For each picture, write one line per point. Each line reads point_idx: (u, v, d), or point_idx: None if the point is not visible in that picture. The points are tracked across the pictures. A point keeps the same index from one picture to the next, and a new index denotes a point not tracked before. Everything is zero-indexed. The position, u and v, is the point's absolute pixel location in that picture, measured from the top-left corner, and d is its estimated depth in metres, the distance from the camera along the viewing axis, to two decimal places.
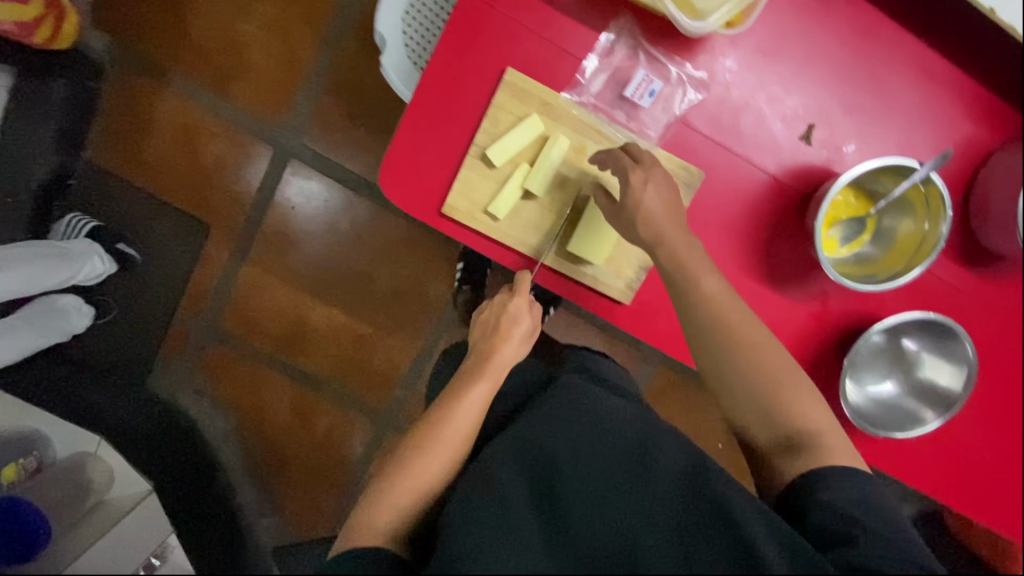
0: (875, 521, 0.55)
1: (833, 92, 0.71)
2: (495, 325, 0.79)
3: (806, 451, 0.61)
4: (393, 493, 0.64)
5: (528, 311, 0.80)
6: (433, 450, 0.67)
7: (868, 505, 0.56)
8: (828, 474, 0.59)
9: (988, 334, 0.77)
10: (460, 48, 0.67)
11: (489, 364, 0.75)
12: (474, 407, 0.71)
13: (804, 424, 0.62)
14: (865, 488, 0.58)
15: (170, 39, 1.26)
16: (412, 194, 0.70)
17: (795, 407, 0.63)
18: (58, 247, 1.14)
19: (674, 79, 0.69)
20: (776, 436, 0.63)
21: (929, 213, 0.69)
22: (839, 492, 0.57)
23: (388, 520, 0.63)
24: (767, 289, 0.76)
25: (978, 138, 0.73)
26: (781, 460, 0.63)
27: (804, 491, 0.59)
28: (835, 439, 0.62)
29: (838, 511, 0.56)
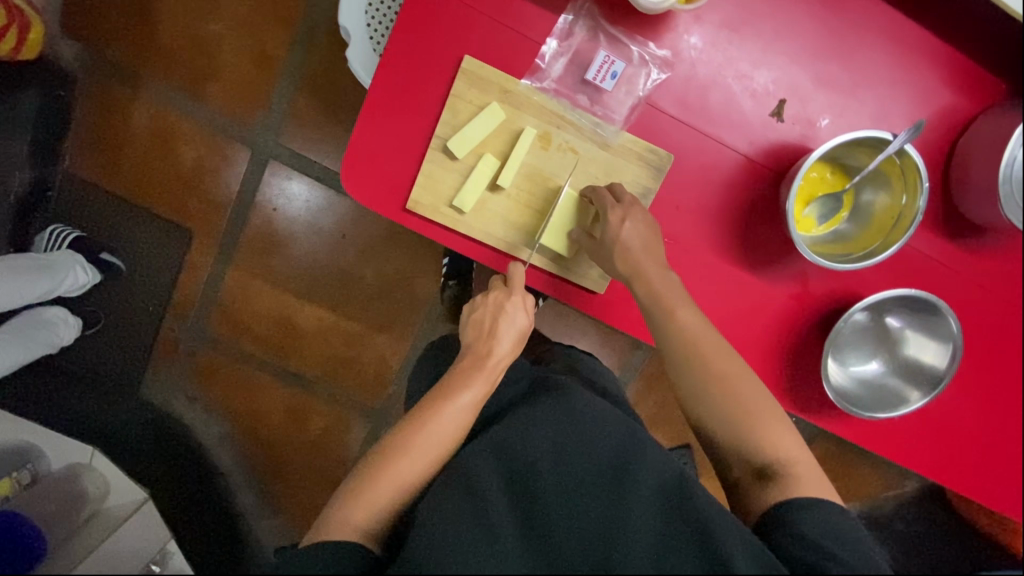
0: (852, 556, 0.54)
1: (803, 65, 0.69)
2: (492, 326, 0.69)
3: (779, 479, 0.61)
4: (369, 492, 0.61)
5: (528, 314, 0.69)
6: (414, 453, 0.63)
7: (843, 538, 0.55)
8: (804, 504, 0.58)
9: (973, 309, 0.75)
10: (414, 37, 0.65)
11: (482, 367, 0.67)
12: (463, 413, 0.65)
13: (780, 451, 0.61)
14: (841, 520, 0.57)
15: (139, 40, 1.24)
16: (374, 190, 0.68)
17: (767, 429, 0.62)
18: (37, 260, 1.15)
19: (637, 60, 0.67)
20: (751, 464, 0.62)
21: (906, 186, 0.67)
22: (814, 523, 0.56)
23: (362, 521, 0.59)
24: (745, 273, 0.74)
25: (956, 106, 0.71)
26: (755, 492, 0.62)
27: (777, 521, 0.59)
28: (809, 469, 0.61)
29: (813, 544, 0.55)
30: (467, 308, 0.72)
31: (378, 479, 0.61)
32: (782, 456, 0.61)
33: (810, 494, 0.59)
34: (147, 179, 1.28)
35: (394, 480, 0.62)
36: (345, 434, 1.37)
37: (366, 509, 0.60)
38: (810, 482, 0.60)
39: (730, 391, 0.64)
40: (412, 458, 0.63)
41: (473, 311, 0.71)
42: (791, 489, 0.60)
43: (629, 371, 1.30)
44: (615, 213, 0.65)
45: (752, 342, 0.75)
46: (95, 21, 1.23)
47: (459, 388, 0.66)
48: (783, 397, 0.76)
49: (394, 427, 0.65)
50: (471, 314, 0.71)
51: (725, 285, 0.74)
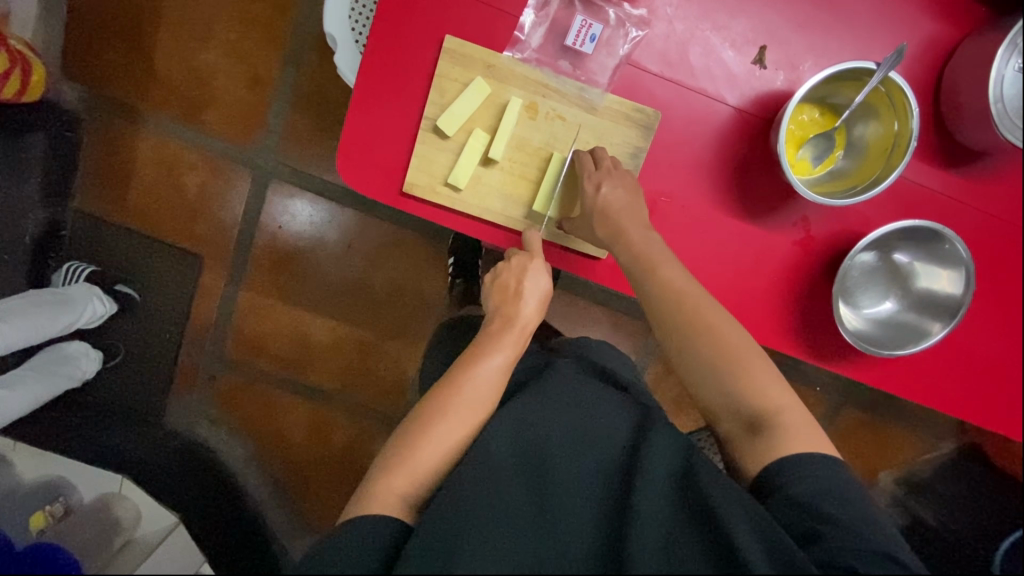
0: (847, 514, 0.54)
1: (780, 10, 0.69)
2: (517, 288, 0.70)
3: (767, 432, 0.61)
4: (409, 460, 0.62)
5: (547, 272, 0.71)
6: (452, 417, 0.64)
7: (837, 497, 0.56)
8: (795, 465, 0.58)
9: (980, 236, 0.75)
10: (394, 21, 0.67)
11: (509, 330, 0.70)
12: (493, 375, 0.67)
13: (767, 401, 0.62)
14: (836, 477, 0.57)
15: (138, 75, 1.28)
16: (371, 176, 0.70)
17: (760, 383, 0.63)
18: (55, 294, 1.17)
19: (614, 21, 0.68)
20: (741, 417, 0.63)
21: (896, 113, 0.67)
22: (807, 485, 0.57)
23: (403, 489, 0.61)
24: (746, 224, 0.74)
25: (938, 33, 0.71)
26: (746, 445, 0.62)
27: (770, 484, 0.59)
28: (800, 421, 0.61)
29: (807, 508, 0.56)
30: (489, 276, 0.73)
31: (416, 447, 0.63)
32: (769, 405, 0.62)
33: (798, 449, 0.59)
34: (156, 210, 1.31)
35: (434, 445, 0.63)
36: (368, 444, 1.38)
37: (406, 477, 0.61)
38: (799, 432, 0.60)
39: (729, 344, 0.64)
40: (450, 423, 0.64)
41: (497, 276, 0.72)
42: (779, 442, 0.60)
43: (646, 354, 1.29)
44: (599, 179, 0.67)
45: (761, 293, 0.74)
46: (93, 59, 1.27)
47: (490, 352, 0.68)
48: (797, 345, 0.76)
49: (429, 394, 0.67)
50: (494, 280, 0.73)
51: (727, 239, 0.74)
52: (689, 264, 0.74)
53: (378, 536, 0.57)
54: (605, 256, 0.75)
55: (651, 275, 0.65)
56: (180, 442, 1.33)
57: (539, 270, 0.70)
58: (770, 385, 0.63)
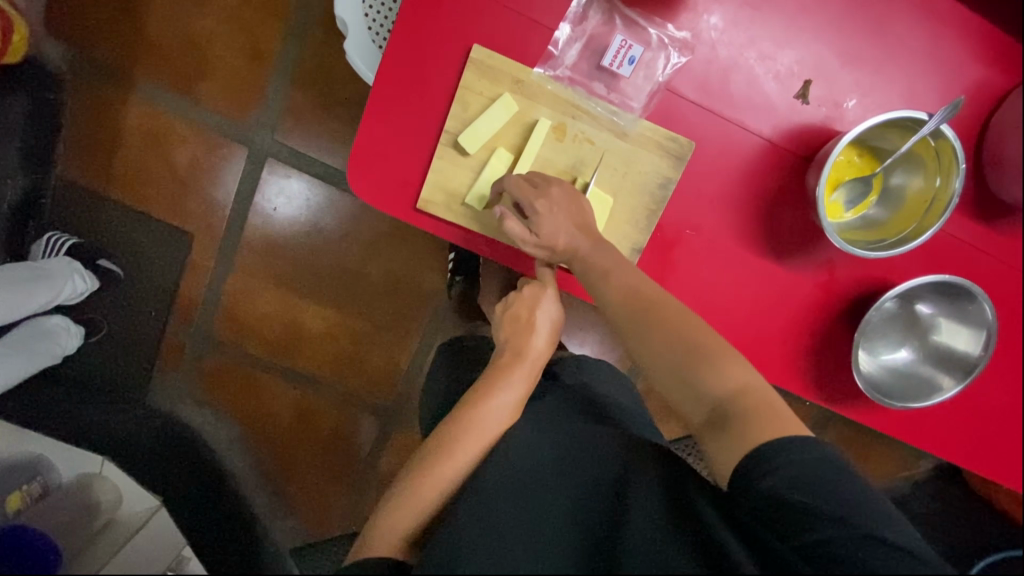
0: (828, 502, 0.48)
1: (830, 42, 0.65)
2: (528, 321, 0.72)
3: (735, 422, 0.56)
4: (412, 498, 0.62)
5: (559, 302, 0.72)
6: (457, 453, 0.64)
7: (817, 483, 0.49)
8: (769, 454, 0.52)
9: (1004, 290, 0.73)
10: (420, 26, 0.62)
11: (521, 363, 0.71)
12: (504, 414, 0.68)
13: (728, 389, 0.57)
14: (816, 460, 0.51)
15: (127, 38, 1.19)
16: (383, 189, 0.65)
17: (720, 375, 0.58)
18: (33, 269, 1.12)
19: (655, 43, 0.64)
20: (705, 409, 0.58)
21: (940, 168, 0.64)
22: (784, 476, 0.50)
23: (405, 527, 0.61)
24: (770, 262, 0.71)
25: (989, 80, 0.67)
26: (713, 441, 0.57)
27: (748, 477, 0.52)
28: (766, 404, 0.56)
29: (784, 503, 0.49)
30: (501, 305, 0.75)
31: (418, 487, 0.63)
32: (730, 389, 0.57)
33: (768, 436, 0.53)
34: (143, 182, 1.24)
35: (435, 484, 0.63)
36: (356, 434, 1.35)
37: (408, 516, 0.61)
38: (762, 413, 0.55)
39: (685, 337, 0.60)
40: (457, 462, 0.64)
41: (509, 307, 0.74)
42: (749, 430, 0.54)
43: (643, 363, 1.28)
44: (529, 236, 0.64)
45: (778, 333, 0.73)
46: (80, 18, 1.18)
47: (499, 388, 0.68)
48: (810, 389, 0.74)
49: (437, 432, 0.67)
50: (506, 310, 0.75)
51: (749, 277, 0.71)
52: (709, 301, 0.71)
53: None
54: None
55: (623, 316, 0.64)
56: (165, 423, 1.30)
57: (552, 300, 0.71)
58: (732, 371, 0.58)
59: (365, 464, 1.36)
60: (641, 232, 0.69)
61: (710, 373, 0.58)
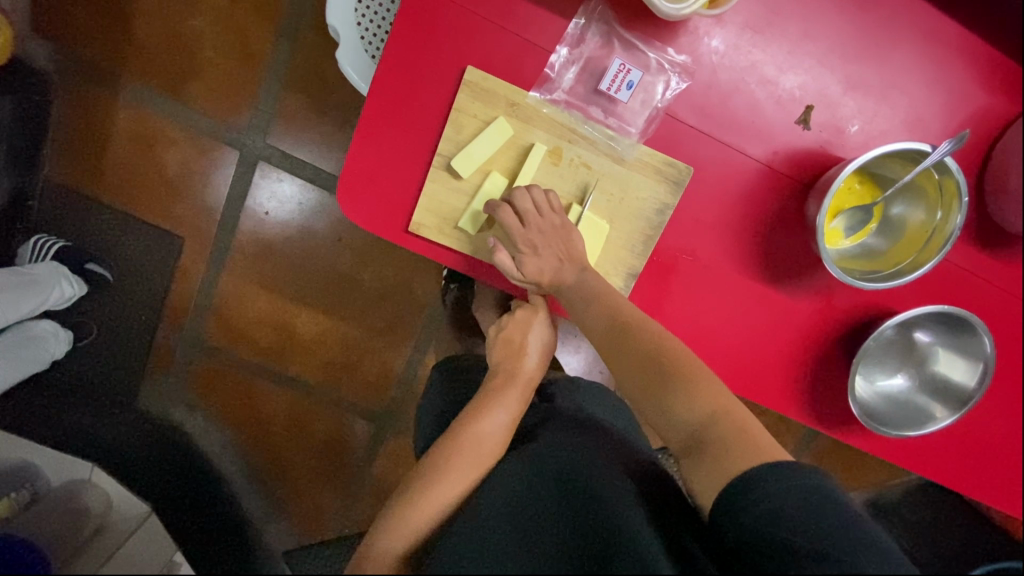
0: (811, 535, 0.45)
1: (833, 67, 0.64)
2: (520, 344, 0.74)
3: (712, 447, 0.54)
4: (409, 516, 0.60)
5: (550, 328, 0.75)
6: (456, 471, 0.63)
7: (798, 515, 0.46)
8: (749, 484, 0.49)
9: (1003, 319, 0.72)
10: (413, 47, 0.60)
11: (515, 383, 0.71)
12: (500, 431, 0.67)
13: (705, 414, 0.56)
14: (799, 493, 0.47)
15: (115, 37, 1.16)
16: (374, 213, 0.64)
17: (694, 397, 0.57)
18: (19, 273, 1.09)
19: (654, 66, 0.62)
20: (683, 435, 0.57)
21: (942, 202, 0.63)
22: (765, 505, 0.47)
23: (402, 548, 0.58)
24: (768, 288, 0.70)
25: (993, 108, 0.66)
26: (692, 467, 0.55)
27: (729, 510, 0.49)
28: (743, 427, 0.54)
29: (764, 534, 0.46)
30: (495, 328, 0.77)
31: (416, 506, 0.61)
32: (705, 414, 0.56)
33: (747, 464, 0.51)
34: (133, 184, 1.22)
35: (434, 502, 0.61)
36: (349, 440, 1.34)
37: (404, 534, 0.58)
38: (738, 437, 0.53)
39: (661, 361, 0.60)
40: (452, 480, 0.63)
41: (503, 329, 0.76)
42: (724, 455, 0.53)
43: None
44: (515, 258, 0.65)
45: (774, 359, 0.72)
46: (65, 16, 1.15)
47: (494, 407, 0.68)
48: (804, 413, 0.74)
49: (433, 450, 0.66)
50: (500, 332, 0.77)
51: (746, 303, 0.70)
52: (704, 327, 0.70)
53: None
54: None
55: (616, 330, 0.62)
56: (154, 426, 1.29)
57: (542, 323, 0.74)
58: (707, 393, 0.57)
59: (358, 469, 1.36)
60: (637, 258, 0.67)
61: (684, 398, 0.57)
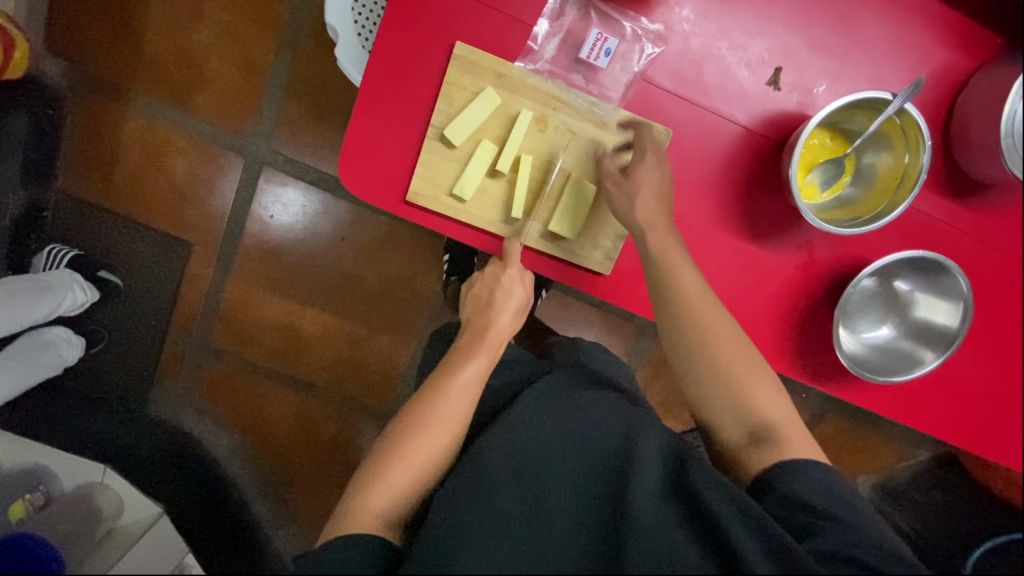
0: (846, 512, 0.55)
1: (797, 32, 0.68)
2: (489, 299, 0.73)
3: (769, 439, 0.61)
4: (387, 475, 0.62)
5: (524, 286, 0.72)
6: (428, 429, 0.64)
7: (833, 494, 0.56)
8: (792, 468, 0.58)
9: (979, 266, 0.75)
10: (404, 24, 0.65)
11: (483, 340, 0.71)
12: (471, 387, 0.68)
13: (767, 413, 0.62)
14: (831, 478, 0.57)
15: (125, 54, 1.22)
16: (373, 183, 0.68)
17: (755, 397, 0.62)
18: (36, 281, 1.15)
19: (629, 35, 0.67)
20: (744, 426, 0.62)
21: (908, 146, 0.67)
22: (806, 483, 0.57)
23: (384, 507, 0.60)
24: (752, 245, 0.73)
25: (953, 63, 0.70)
26: (749, 454, 0.62)
27: (772, 484, 0.59)
28: (795, 428, 0.62)
29: (804, 503, 0.56)
30: (467, 286, 0.76)
31: (393, 464, 0.62)
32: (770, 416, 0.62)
33: (800, 454, 0.60)
34: (142, 193, 1.27)
35: (411, 462, 0.63)
36: (356, 438, 1.36)
37: (386, 494, 0.61)
38: (797, 439, 0.61)
39: (728, 363, 0.63)
40: (427, 439, 0.64)
41: (473, 286, 0.75)
42: (784, 449, 0.60)
43: (637, 356, 1.25)
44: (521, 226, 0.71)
45: (761, 313, 0.74)
46: (78, 36, 1.21)
47: (463, 363, 0.69)
48: (794, 366, 0.76)
49: (407, 407, 0.67)
50: (471, 290, 0.76)
51: (731, 259, 0.73)
52: None
53: (366, 550, 0.56)
54: (607, 273, 0.73)
55: (671, 275, 0.64)
56: (163, 433, 1.30)
57: (513, 280, 0.71)
58: (764, 396, 0.63)
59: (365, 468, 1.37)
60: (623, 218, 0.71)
61: (746, 398, 0.62)
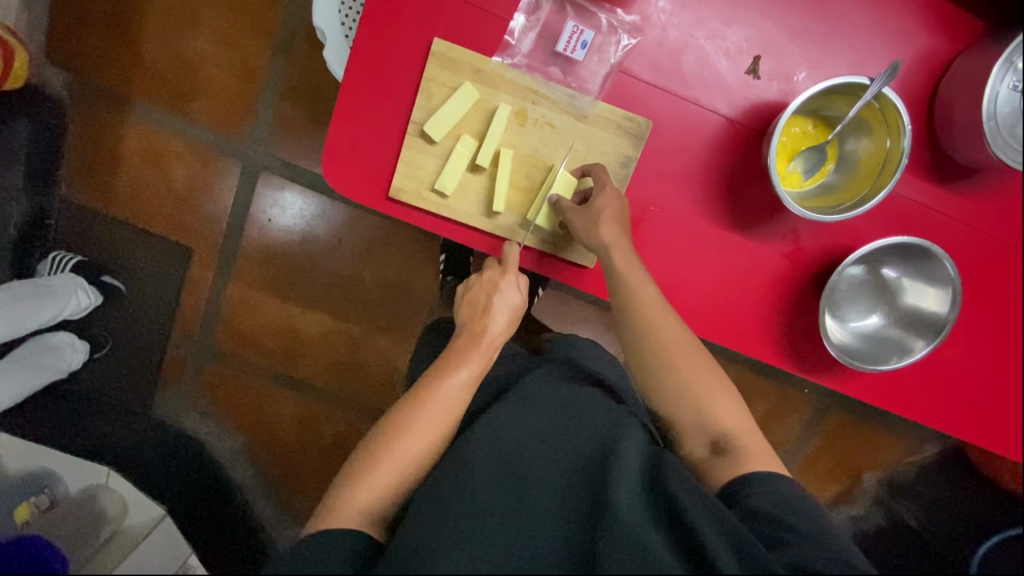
0: (808, 524, 0.55)
1: (775, 19, 0.68)
2: (485, 305, 0.71)
3: (731, 451, 0.62)
4: (372, 474, 0.62)
5: (520, 290, 0.72)
6: (414, 430, 0.64)
7: (795, 507, 0.56)
8: (754, 480, 0.59)
9: (969, 252, 0.74)
10: (382, 21, 0.66)
11: (476, 346, 0.69)
12: (460, 391, 0.67)
13: (729, 425, 0.63)
14: (792, 490, 0.58)
15: (124, 62, 1.25)
16: (355, 180, 0.68)
17: (715, 409, 0.64)
18: (39, 285, 1.16)
19: (605, 27, 0.67)
20: (708, 439, 0.64)
21: (888, 130, 0.66)
22: (768, 496, 0.57)
23: (366, 505, 0.61)
24: (736, 234, 0.73)
25: (934, 47, 0.70)
26: (713, 466, 0.63)
27: (735, 495, 0.60)
28: (758, 441, 0.63)
29: (767, 515, 0.56)
30: (462, 288, 0.74)
31: (377, 462, 0.62)
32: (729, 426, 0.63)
33: (759, 468, 0.61)
34: (143, 200, 1.29)
35: (395, 461, 0.63)
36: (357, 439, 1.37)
37: (369, 492, 0.61)
38: (760, 452, 0.62)
39: (690, 377, 0.65)
40: (413, 439, 0.64)
41: (469, 289, 0.73)
42: (743, 461, 0.62)
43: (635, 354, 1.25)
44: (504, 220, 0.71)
45: (748, 304, 0.74)
46: (78, 46, 1.24)
47: (454, 367, 0.67)
48: (783, 356, 0.75)
49: (396, 406, 0.67)
50: (467, 294, 0.73)
51: (716, 249, 0.73)
52: (678, 274, 0.73)
53: (346, 547, 0.56)
54: (591, 265, 0.73)
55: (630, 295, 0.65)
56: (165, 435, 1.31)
57: (510, 287, 0.71)
58: (725, 408, 0.64)
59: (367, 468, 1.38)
60: None
61: (707, 411, 0.64)
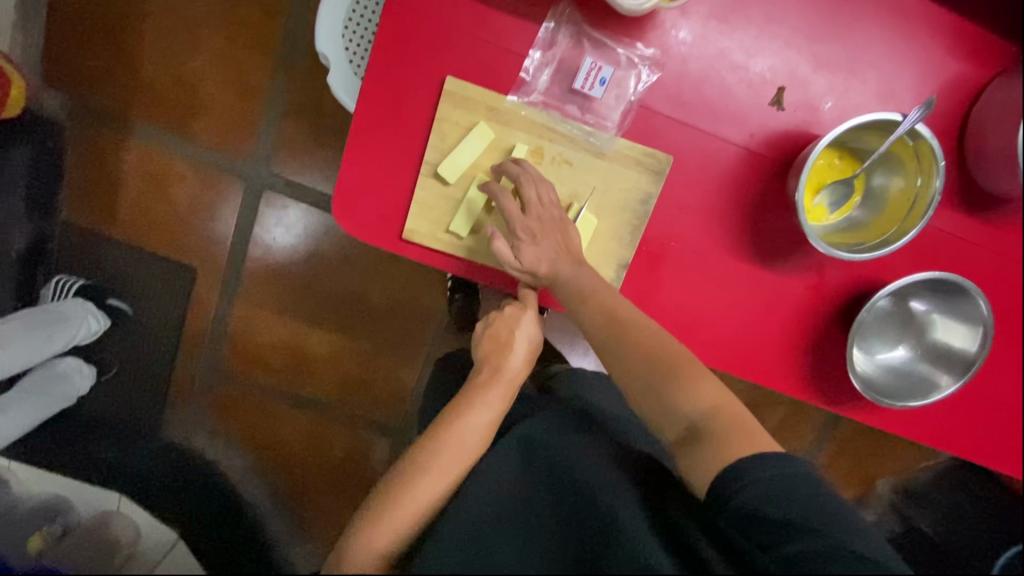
0: (805, 512, 0.47)
1: (800, 48, 0.66)
2: (507, 340, 0.72)
3: (706, 437, 0.55)
4: (390, 515, 0.59)
5: (539, 324, 0.73)
6: (435, 470, 0.63)
7: (790, 496, 0.48)
8: (742, 470, 0.50)
9: (997, 281, 0.73)
10: (393, 60, 0.63)
11: (500, 380, 0.70)
12: (481, 430, 0.66)
13: (701, 408, 0.57)
14: (786, 476, 0.49)
15: (121, 82, 1.22)
16: (368, 222, 0.66)
17: (685, 393, 0.58)
18: (50, 312, 1.13)
19: (625, 62, 0.65)
20: (678, 427, 0.57)
21: (921, 168, 0.65)
22: (760, 489, 0.49)
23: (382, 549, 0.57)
24: (760, 268, 0.71)
25: (965, 74, 0.67)
26: (685, 455, 0.56)
27: (722, 495, 0.51)
28: (736, 421, 0.55)
29: (761, 515, 0.48)
30: (482, 325, 0.75)
31: (395, 504, 0.60)
32: (704, 408, 0.57)
33: (742, 453, 0.52)
34: (145, 220, 1.27)
35: (414, 501, 0.60)
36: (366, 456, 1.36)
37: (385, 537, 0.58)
38: (736, 429, 0.54)
39: (658, 364, 0.59)
40: (434, 479, 0.62)
41: (489, 326, 0.74)
42: (722, 445, 0.54)
43: None
44: None
45: (772, 338, 0.72)
46: (73, 66, 1.21)
47: (477, 407, 0.67)
48: (806, 390, 0.74)
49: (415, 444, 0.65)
50: (486, 329, 0.75)
51: (738, 285, 0.71)
52: (700, 311, 0.71)
53: None
54: None
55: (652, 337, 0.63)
56: (176, 456, 1.30)
57: (529, 322, 0.72)
58: (695, 393, 0.58)
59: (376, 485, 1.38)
60: (625, 247, 0.69)
61: (674, 393, 0.58)
